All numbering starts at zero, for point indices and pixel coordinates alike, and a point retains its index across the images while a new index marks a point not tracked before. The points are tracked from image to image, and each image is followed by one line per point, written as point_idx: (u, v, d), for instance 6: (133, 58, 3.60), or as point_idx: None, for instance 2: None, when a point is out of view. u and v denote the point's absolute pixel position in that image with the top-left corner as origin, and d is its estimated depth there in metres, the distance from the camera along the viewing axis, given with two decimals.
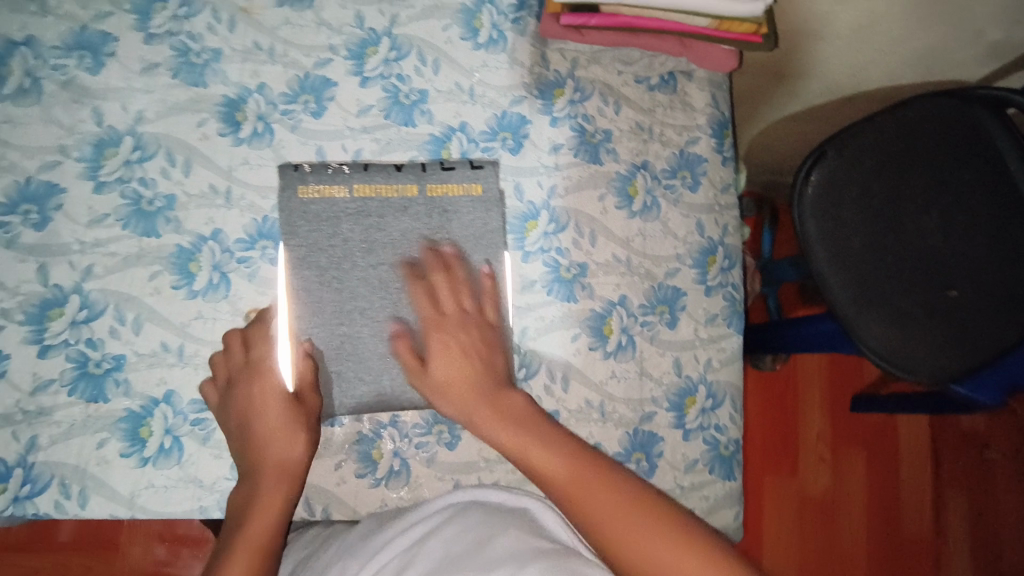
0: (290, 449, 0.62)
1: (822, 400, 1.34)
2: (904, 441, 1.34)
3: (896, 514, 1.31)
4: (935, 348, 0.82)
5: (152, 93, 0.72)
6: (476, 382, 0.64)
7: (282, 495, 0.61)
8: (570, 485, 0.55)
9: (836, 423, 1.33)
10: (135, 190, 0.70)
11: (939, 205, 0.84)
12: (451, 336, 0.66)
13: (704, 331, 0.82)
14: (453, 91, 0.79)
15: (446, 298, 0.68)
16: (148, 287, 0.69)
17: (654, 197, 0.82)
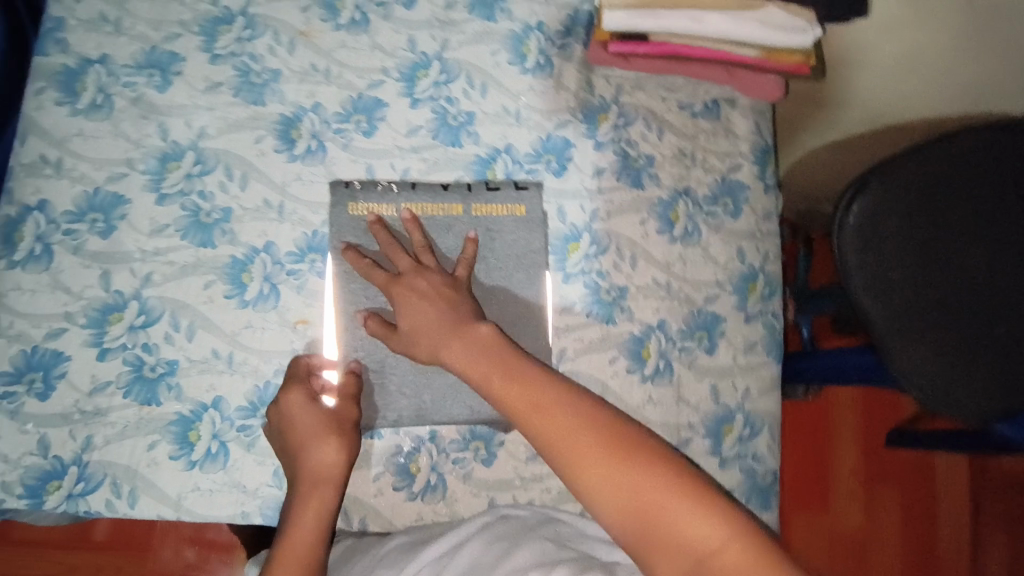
0: (318, 457, 0.62)
1: (855, 435, 1.31)
2: (941, 479, 1.30)
3: (932, 555, 1.27)
4: (969, 385, 0.83)
5: (214, 110, 0.76)
6: (427, 315, 0.63)
7: (317, 503, 0.61)
8: (578, 458, 0.50)
9: (870, 458, 1.30)
10: (195, 203, 0.73)
11: (980, 242, 0.84)
12: (407, 287, 0.65)
13: (743, 359, 0.81)
14: (500, 114, 0.81)
15: (403, 259, 0.68)
16: (202, 295, 0.71)
17: (695, 222, 0.82)
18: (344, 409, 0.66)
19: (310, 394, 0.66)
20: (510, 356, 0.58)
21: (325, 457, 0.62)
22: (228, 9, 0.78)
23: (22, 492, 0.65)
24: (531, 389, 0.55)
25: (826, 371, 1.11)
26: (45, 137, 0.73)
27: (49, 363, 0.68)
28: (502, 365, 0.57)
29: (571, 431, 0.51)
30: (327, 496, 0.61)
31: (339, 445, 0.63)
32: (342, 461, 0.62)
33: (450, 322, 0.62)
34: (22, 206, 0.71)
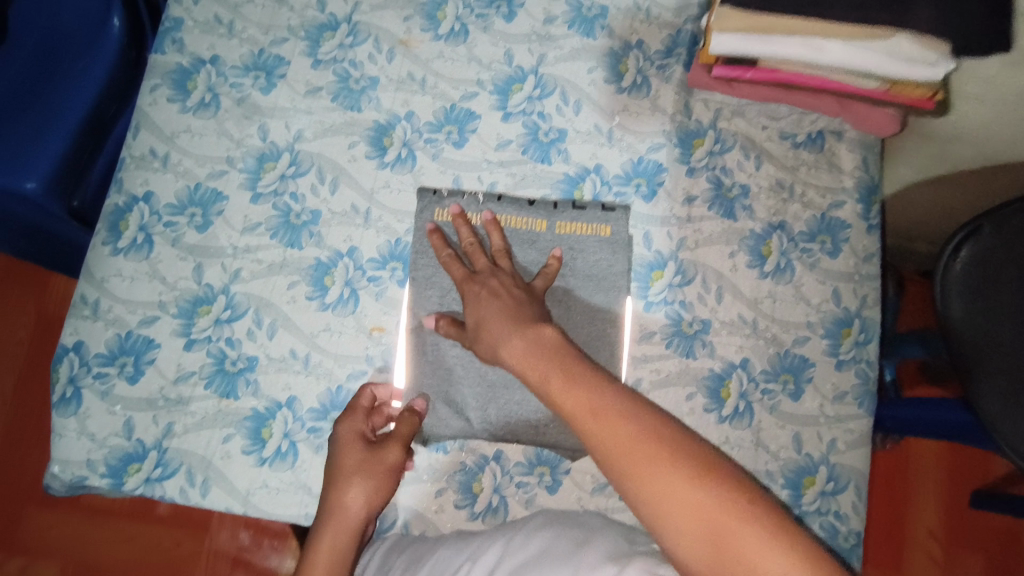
0: (343, 498, 0.61)
1: (937, 493, 1.22)
2: None
3: None
4: None
5: (312, 115, 0.77)
6: (495, 310, 0.62)
7: (327, 553, 0.59)
8: (637, 470, 0.48)
9: (953, 520, 1.20)
10: (287, 204, 0.75)
11: None
12: (479, 286, 0.65)
13: (832, 409, 0.75)
14: (592, 133, 0.79)
15: (479, 257, 0.69)
16: (285, 295, 0.73)
17: (789, 259, 0.78)
18: (388, 454, 0.64)
19: (362, 430, 0.66)
20: (574, 361, 0.56)
21: (348, 501, 0.61)
22: (333, 16, 0.80)
23: (104, 470, 0.68)
24: (598, 401, 0.52)
25: (913, 422, 1.02)
26: (155, 132, 0.76)
27: (140, 349, 0.71)
28: (566, 372, 0.55)
29: (638, 448, 0.49)
30: (338, 547, 0.59)
31: (365, 490, 0.62)
32: (361, 510, 0.61)
33: (511, 321, 0.60)
34: (129, 195, 0.74)
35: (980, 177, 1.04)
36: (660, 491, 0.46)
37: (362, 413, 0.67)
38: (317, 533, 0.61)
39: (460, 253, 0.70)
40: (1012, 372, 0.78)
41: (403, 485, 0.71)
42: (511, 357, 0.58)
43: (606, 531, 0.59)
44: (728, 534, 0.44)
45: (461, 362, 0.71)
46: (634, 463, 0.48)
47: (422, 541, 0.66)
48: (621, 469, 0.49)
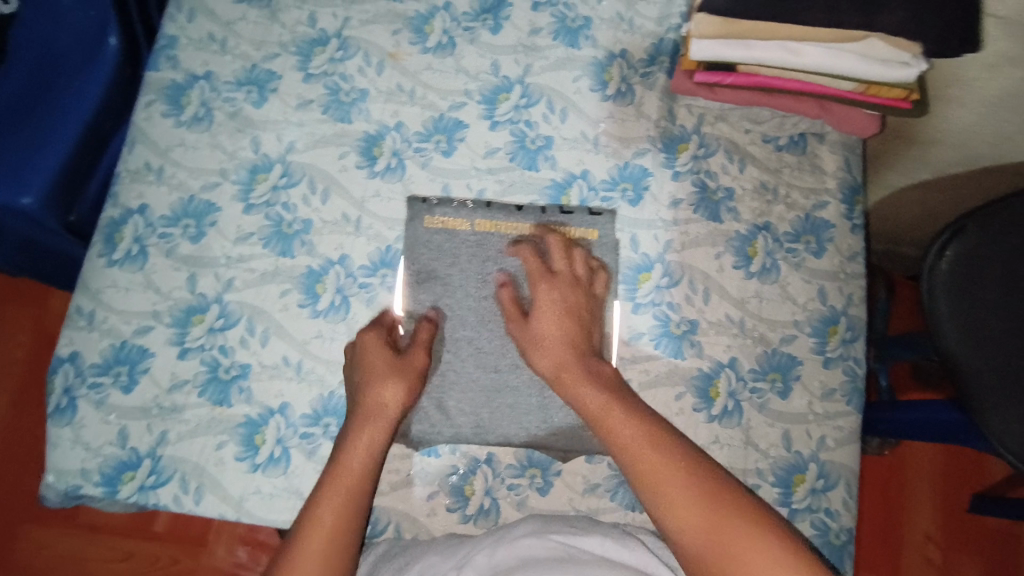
0: (381, 398, 0.65)
1: (933, 496, 1.21)
2: None
3: None
4: None
5: (304, 127, 0.79)
6: (563, 334, 0.68)
7: (368, 440, 0.63)
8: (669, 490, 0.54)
9: (950, 523, 1.20)
10: (279, 214, 0.76)
11: None
12: (557, 290, 0.71)
13: (820, 406, 0.75)
14: (578, 139, 0.81)
15: (557, 259, 0.73)
16: (278, 303, 0.74)
17: (774, 259, 0.79)
18: (414, 358, 0.68)
19: (386, 339, 0.70)
20: (628, 396, 0.63)
21: (385, 398, 0.65)
22: (324, 31, 0.82)
23: (99, 479, 0.68)
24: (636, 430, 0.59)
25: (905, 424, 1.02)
26: (150, 146, 0.77)
27: (135, 358, 0.72)
28: (619, 403, 0.62)
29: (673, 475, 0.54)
30: (379, 438, 0.64)
31: (400, 390, 0.66)
32: (399, 406, 0.66)
33: (573, 351, 0.68)
34: (124, 208, 0.75)
35: (967, 178, 1.07)
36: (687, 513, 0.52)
37: (382, 326, 0.71)
38: (355, 427, 0.64)
39: (535, 250, 0.74)
40: (1000, 369, 0.79)
41: (395, 489, 0.72)
42: (563, 385, 0.66)
43: (597, 533, 0.60)
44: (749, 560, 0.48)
45: (450, 364, 0.73)
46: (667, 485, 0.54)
47: (415, 545, 0.67)
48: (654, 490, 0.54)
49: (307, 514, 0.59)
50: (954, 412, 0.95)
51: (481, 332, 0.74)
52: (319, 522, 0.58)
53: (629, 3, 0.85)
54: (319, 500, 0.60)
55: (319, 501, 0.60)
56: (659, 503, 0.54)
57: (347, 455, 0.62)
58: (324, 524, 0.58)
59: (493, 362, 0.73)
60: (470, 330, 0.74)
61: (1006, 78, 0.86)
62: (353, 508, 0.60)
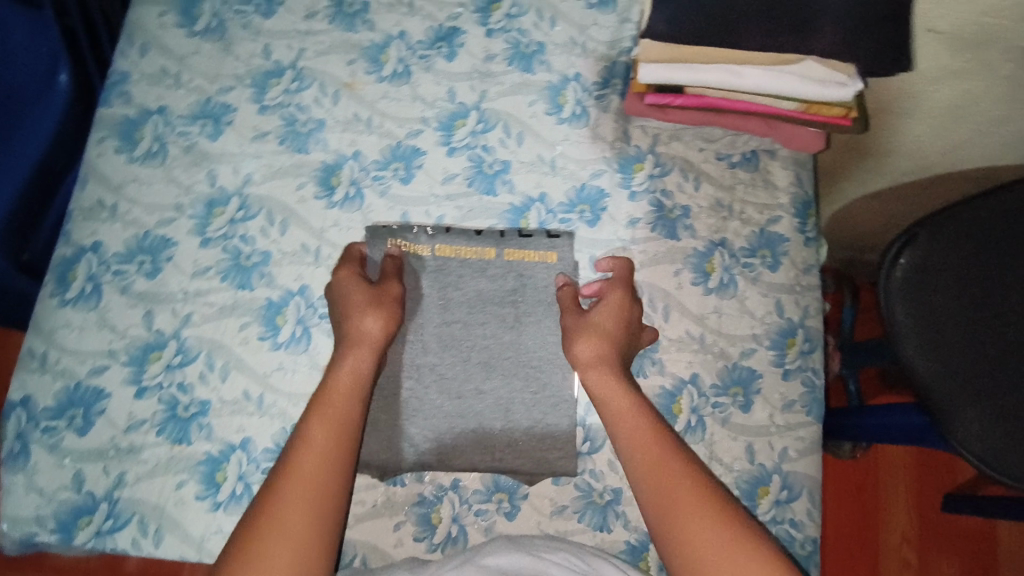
0: (364, 326, 0.66)
1: (906, 497, 1.23)
2: (1003, 554, 1.20)
3: None
4: None
5: (260, 159, 0.79)
6: (614, 331, 0.69)
7: (353, 365, 0.64)
8: (667, 501, 0.57)
9: (924, 523, 1.22)
10: (236, 246, 0.76)
11: None
12: (628, 309, 0.72)
13: (781, 418, 0.77)
14: (535, 163, 0.82)
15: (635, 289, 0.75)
16: (238, 336, 0.73)
17: (731, 274, 0.80)
18: (390, 286, 0.70)
19: (359, 273, 0.71)
20: (642, 403, 0.65)
21: (367, 326, 0.66)
22: (279, 63, 0.82)
23: (55, 525, 0.67)
24: (657, 452, 0.61)
25: (874, 429, 1.04)
26: (104, 183, 0.77)
27: (90, 399, 0.70)
28: (631, 408, 0.64)
29: (673, 487, 0.58)
30: (365, 363, 0.64)
31: (382, 317, 0.67)
32: (382, 331, 0.66)
33: (620, 352, 0.69)
34: (77, 246, 0.74)
35: (921, 188, 1.09)
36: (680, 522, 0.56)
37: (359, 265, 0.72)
38: (340, 354, 0.65)
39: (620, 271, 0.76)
40: (960, 374, 0.81)
41: (361, 520, 0.71)
42: (593, 386, 0.67)
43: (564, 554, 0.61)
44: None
45: (413, 391, 0.73)
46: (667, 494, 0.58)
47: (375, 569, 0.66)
48: (669, 515, 0.56)
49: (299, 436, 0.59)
50: (916, 415, 0.97)
51: (443, 357, 0.74)
52: (311, 443, 0.58)
53: (581, 28, 0.86)
54: (308, 425, 0.59)
55: (308, 426, 0.59)
56: (657, 507, 0.58)
57: (333, 380, 0.63)
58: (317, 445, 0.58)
59: (456, 389, 0.74)
60: (432, 355, 0.74)
61: (951, 89, 0.90)
62: (342, 429, 0.60)
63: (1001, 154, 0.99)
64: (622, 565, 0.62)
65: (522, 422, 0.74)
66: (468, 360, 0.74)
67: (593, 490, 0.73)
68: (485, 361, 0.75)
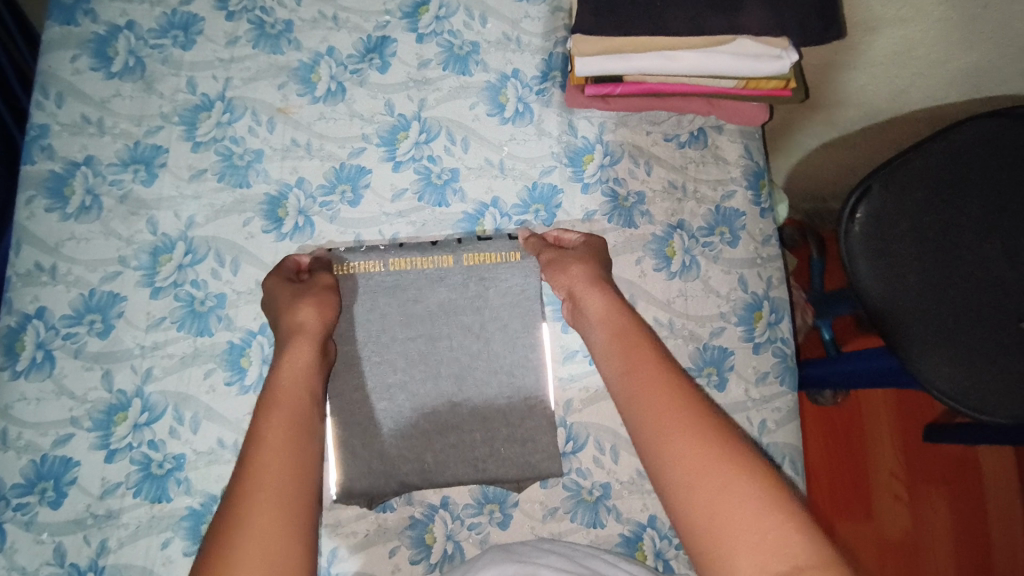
0: (294, 314, 0.66)
1: (891, 434, 1.25)
2: (987, 474, 1.23)
3: (987, 553, 1.20)
4: (1009, 384, 0.76)
5: (201, 199, 0.76)
6: (600, 260, 0.71)
7: (301, 354, 0.63)
8: (650, 400, 0.55)
9: (911, 456, 1.24)
10: (189, 292, 0.74)
11: (1003, 232, 0.78)
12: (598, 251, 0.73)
13: (756, 391, 0.78)
14: (483, 167, 0.80)
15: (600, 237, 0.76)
16: (203, 385, 0.72)
17: (692, 255, 0.81)
18: (321, 276, 0.70)
19: (289, 276, 0.71)
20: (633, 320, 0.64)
21: (301, 318, 0.65)
22: (205, 95, 0.79)
23: None
24: (644, 362, 0.59)
25: (849, 376, 1.05)
26: (39, 245, 0.73)
27: (59, 470, 0.68)
28: (622, 325, 0.63)
29: (661, 388, 0.56)
30: (308, 356, 0.63)
31: (314, 303, 0.67)
32: (313, 314, 0.66)
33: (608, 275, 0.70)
34: (21, 314, 0.71)
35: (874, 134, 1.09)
36: (663, 419, 0.53)
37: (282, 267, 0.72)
38: (287, 347, 0.63)
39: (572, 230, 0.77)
40: (922, 318, 0.80)
41: (355, 552, 0.71)
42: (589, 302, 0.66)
43: (558, 556, 0.62)
44: (740, 504, 0.47)
45: (388, 413, 0.73)
46: (650, 392, 0.56)
47: None
48: (652, 421, 0.54)
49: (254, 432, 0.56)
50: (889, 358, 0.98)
51: (413, 375, 0.74)
52: (265, 438, 0.55)
53: (513, 22, 0.84)
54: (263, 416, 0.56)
55: (263, 418, 0.56)
56: (637, 406, 0.56)
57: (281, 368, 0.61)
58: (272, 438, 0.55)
59: (431, 405, 0.73)
60: (403, 375, 0.73)
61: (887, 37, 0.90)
62: (297, 415, 0.58)
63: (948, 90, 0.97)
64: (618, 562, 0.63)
65: (501, 430, 0.73)
66: (439, 375, 0.74)
67: (581, 488, 0.74)
68: (457, 374, 0.74)
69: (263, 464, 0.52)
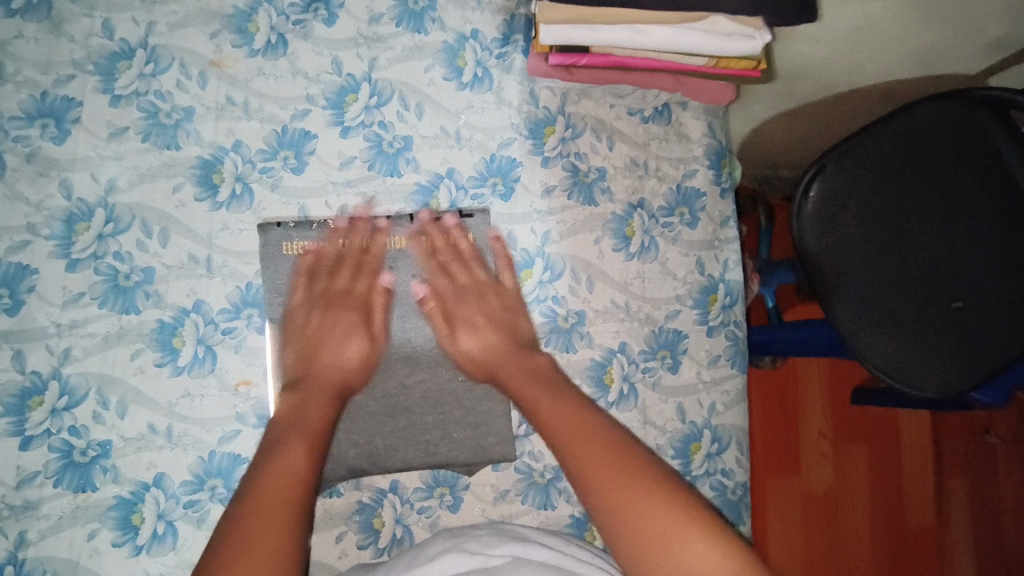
0: (344, 352, 0.65)
1: (823, 396, 1.22)
2: (905, 431, 1.22)
3: (898, 505, 1.21)
4: (942, 362, 0.75)
5: (122, 160, 0.69)
6: (494, 317, 0.69)
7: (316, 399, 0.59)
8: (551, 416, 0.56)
9: (838, 417, 1.22)
10: (111, 265, 0.67)
11: (942, 214, 0.77)
12: (472, 305, 0.69)
13: (707, 374, 0.79)
14: (439, 136, 0.75)
15: (458, 269, 0.72)
16: (130, 366, 0.66)
17: (652, 236, 0.79)
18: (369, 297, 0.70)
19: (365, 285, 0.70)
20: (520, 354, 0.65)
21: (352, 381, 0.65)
22: (124, 42, 0.70)
23: None
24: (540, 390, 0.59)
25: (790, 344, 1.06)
26: None
27: None
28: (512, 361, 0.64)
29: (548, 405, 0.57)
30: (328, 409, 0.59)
31: (364, 347, 0.67)
32: (357, 364, 0.66)
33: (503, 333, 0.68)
34: None
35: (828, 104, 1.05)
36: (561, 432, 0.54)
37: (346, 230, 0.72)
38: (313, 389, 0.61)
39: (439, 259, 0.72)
40: (862, 296, 0.80)
41: None
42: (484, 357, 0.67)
43: (509, 543, 0.59)
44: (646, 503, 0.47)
45: None
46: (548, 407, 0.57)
47: None
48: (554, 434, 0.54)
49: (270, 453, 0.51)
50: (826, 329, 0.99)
51: None
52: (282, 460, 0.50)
53: None
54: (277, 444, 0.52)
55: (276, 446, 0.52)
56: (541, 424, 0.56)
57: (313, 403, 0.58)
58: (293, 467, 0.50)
59: (381, 388, 0.70)
60: None
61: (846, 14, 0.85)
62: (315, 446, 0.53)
63: (902, 67, 0.93)
64: (570, 547, 0.61)
65: (454, 413, 0.72)
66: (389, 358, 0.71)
67: (532, 470, 0.74)
68: (409, 356, 0.71)
69: (272, 480, 0.48)
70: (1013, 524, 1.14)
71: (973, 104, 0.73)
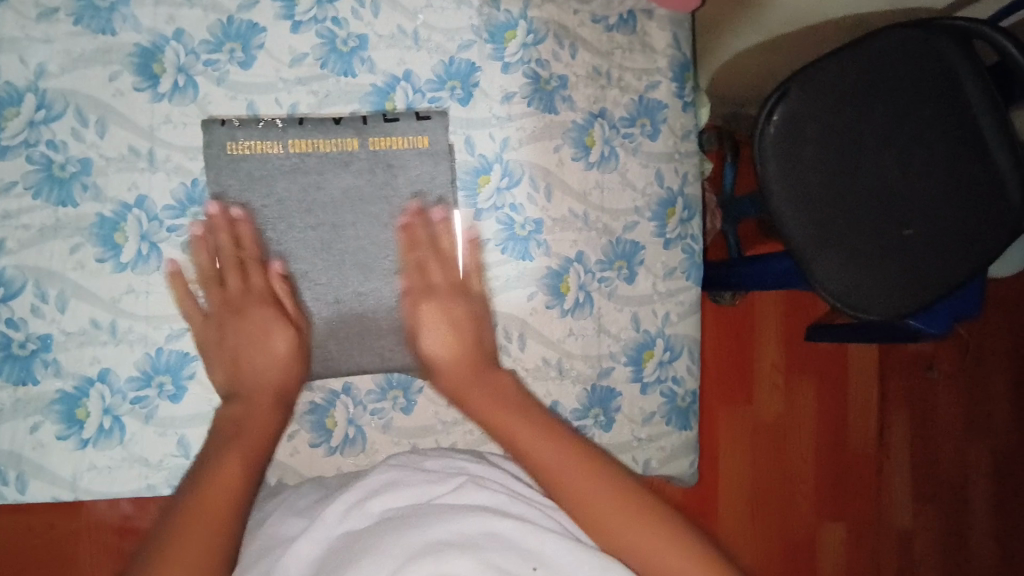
0: (268, 348, 0.63)
1: (777, 329, 1.24)
2: (853, 364, 1.26)
3: (843, 433, 1.25)
4: (890, 287, 0.76)
5: (53, 44, 0.65)
6: (460, 313, 0.68)
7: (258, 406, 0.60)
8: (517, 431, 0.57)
9: (791, 351, 1.24)
10: (45, 154, 0.65)
11: (898, 142, 0.76)
12: (450, 302, 0.68)
13: (663, 285, 0.79)
14: (395, 36, 0.73)
15: (436, 270, 0.70)
16: (69, 260, 0.64)
17: (612, 146, 0.78)
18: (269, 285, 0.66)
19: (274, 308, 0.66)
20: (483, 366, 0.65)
21: (276, 346, 0.64)
22: None
23: None
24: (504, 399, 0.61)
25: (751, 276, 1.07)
26: None
27: None
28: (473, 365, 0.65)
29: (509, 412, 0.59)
30: (272, 415, 0.60)
31: (292, 337, 0.65)
32: (289, 355, 0.64)
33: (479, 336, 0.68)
34: None
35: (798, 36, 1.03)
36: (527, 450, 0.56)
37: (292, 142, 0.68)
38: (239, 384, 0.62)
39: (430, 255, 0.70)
40: (818, 220, 0.77)
41: None
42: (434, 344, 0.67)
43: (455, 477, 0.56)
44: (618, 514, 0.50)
45: None
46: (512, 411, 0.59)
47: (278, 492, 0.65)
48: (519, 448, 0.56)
49: (206, 461, 0.53)
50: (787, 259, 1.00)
51: (316, 262, 0.69)
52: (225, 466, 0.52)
53: None
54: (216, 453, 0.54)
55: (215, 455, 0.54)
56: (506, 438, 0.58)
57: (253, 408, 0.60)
58: (233, 473, 0.52)
59: (334, 292, 0.69)
60: (303, 262, 0.69)
61: None
62: (254, 456, 0.55)
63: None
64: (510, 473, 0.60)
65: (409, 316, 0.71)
66: (342, 264, 0.70)
67: None
68: (363, 263, 0.70)
69: (216, 486, 0.50)
70: (944, 446, 1.26)
71: (937, 33, 0.74)
